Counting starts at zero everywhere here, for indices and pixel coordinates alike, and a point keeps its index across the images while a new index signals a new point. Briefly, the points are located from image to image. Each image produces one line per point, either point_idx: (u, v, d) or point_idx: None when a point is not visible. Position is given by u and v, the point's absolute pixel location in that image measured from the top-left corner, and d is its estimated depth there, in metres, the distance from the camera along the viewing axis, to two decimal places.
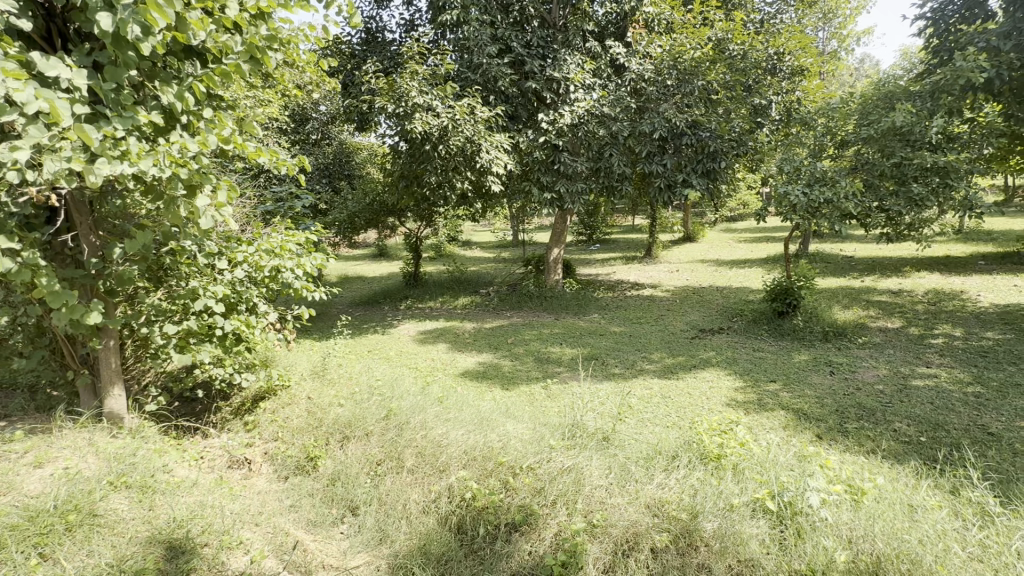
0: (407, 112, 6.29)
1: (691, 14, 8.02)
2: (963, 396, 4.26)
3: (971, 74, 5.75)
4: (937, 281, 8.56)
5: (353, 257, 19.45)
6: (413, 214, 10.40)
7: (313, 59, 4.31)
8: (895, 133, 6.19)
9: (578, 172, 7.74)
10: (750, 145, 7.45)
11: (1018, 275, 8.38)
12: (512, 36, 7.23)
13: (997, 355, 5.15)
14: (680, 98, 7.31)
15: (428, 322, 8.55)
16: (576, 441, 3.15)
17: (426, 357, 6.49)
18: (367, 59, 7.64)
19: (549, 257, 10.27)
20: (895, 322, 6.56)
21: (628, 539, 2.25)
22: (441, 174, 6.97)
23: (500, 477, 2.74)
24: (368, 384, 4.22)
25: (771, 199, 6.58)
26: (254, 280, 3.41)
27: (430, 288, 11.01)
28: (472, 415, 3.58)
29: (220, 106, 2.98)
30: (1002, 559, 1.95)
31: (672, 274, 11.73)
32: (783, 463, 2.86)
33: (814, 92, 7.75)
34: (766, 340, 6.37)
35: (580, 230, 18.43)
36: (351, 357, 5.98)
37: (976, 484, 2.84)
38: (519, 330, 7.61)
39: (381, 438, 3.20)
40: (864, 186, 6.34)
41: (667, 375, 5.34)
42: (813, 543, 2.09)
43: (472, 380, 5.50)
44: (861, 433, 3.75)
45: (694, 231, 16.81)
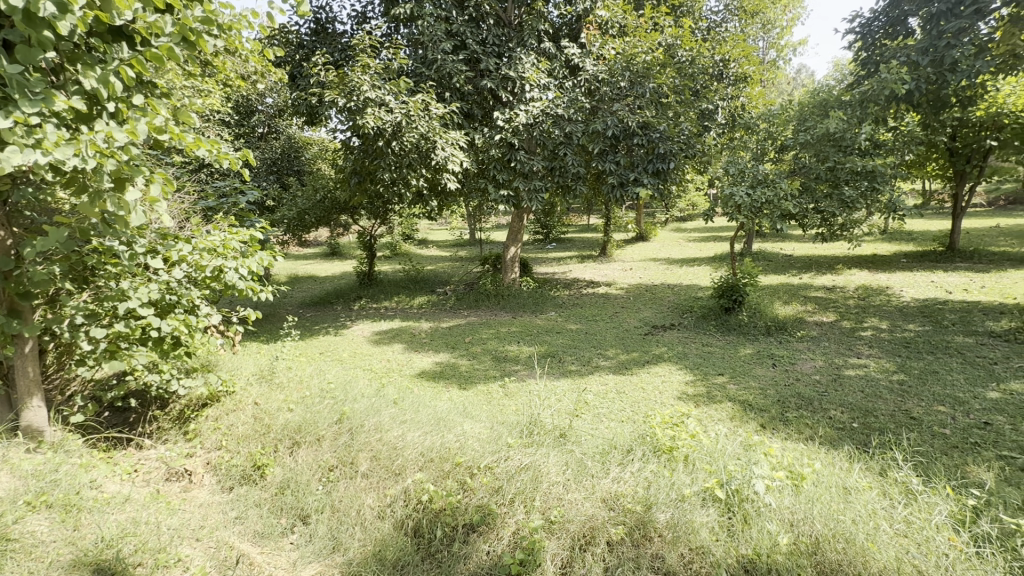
0: (358, 106, 6.08)
1: (643, 19, 8.23)
2: (888, 384, 4.59)
3: (895, 86, 6.20)
4: (866, 278, 9.19)
5: (302, 256, 18.77)
6: (366, 212, 10.13)
7: (257, 48, 4.09)
8: (829, 139, 6.57)
9: (534, 170, 7.76)
10: (698, 147, 7.74)
11: (935, 272, 9.13)
12: (467, 32, 7.14)
13: (918, 345, 5.58)
14: (632, 100, 7.46)
15: (382, 322, 8.35)
16: (533, 438, 3.15)
17: (381, 357, 6.34)
18: (316, 51, 7.36)
19: (506, 256, 10.26)
20: (829, 316, 6.99)
21: (585, 533, 2.27)
22: (395, 171, 6.80)
23: (458, 477, 2.70)
24: (319, 387, 4.07)
25: (718, 200, 6.83)
26: (193, 280, 3.20)
27: (385, 287, 10.77)
28: (428, 416, 3.52)
29: (153, 93, 2.76)
30: (924, 533, 2.10)
31: (626, 272, 12.01)
32: (731, 452, 2.98)
33: (756, 98, 8.16)
34: (714, 334, 6.63)
35: (537, 230, 18.57)
36: (300, 360, 5.74)
37: (901, 465, 3.05)
38: (477, 329, 7.56)
39: (333, 443, 3.08)
40: (801, 187, 6.71)
41: (621, 371, 5.46)
42: (759, 528, 2.18)
43: (429, 380, 5.41)
44: (800, 422, 3.97)
45: (646, 230, 17.31)
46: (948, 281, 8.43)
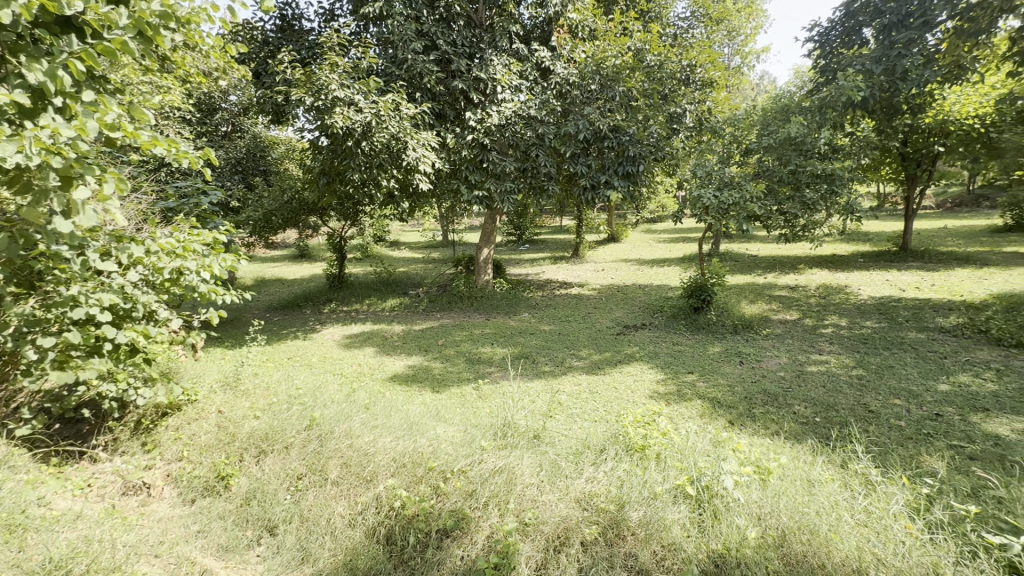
0: (326, 105, 5.95)
1: (612, 23, 8.34)
2: (847, 380, 4.77)
3: (851, 93, 6.46)
4: (827, 277, 9.54)
5: (269, 258, 18.26)
6: (336, 213, 9.93)
7: (218, 44, 3.94)
8: (791, 144, 6.79)
9: (506, 172, 7.75)
10: (667, 150, 7.89)
11: (890, 271, 9.56)
12: (437, 33, 7.07)
13: (875, 341, 5.82)
14: (602, 102, 7.55)
15: (353, 325, 8.19)
16: (507, 440, 3.13)
17: (352, 362, 6.21)
18: (281, 48, 7.16)
19: (479, 257, 10.21)
20: (792, 314, 7.23)
21: (560, 535, 2.27)
22: (364, 172, 6.69)
23: (431, 482, 2.65)
24: (287, 393, 3.95)
25: (686, 202, 6.96)
26: (151, 284, 3.05)
27: (355, 289, 10.58)
28: (401, 421, 3.46)
29: (105, 87, 2.62)
30: (883, 522, 2.19)
31: (598, 273, 12.16)
32: (701, 449, 3.03)
33: (722, 103, 8.34)
34: (684, 333, 6.77)
35: (510, 231, 18.60)
36: (267, 365, 5.56)
37: (860, 457, 3.17)
38: (450, 331, 7.50)
39: (301, 450, 2.98)
40: (765, 190, 6.91)
41: (594, 371, 5.50)
42: (728, 523, 2.22)
43: (401, 384, 5.32)
44: (766, 417, 4.07)
45: (618, 231, 17.56)
46: (901, 279, 8.84)
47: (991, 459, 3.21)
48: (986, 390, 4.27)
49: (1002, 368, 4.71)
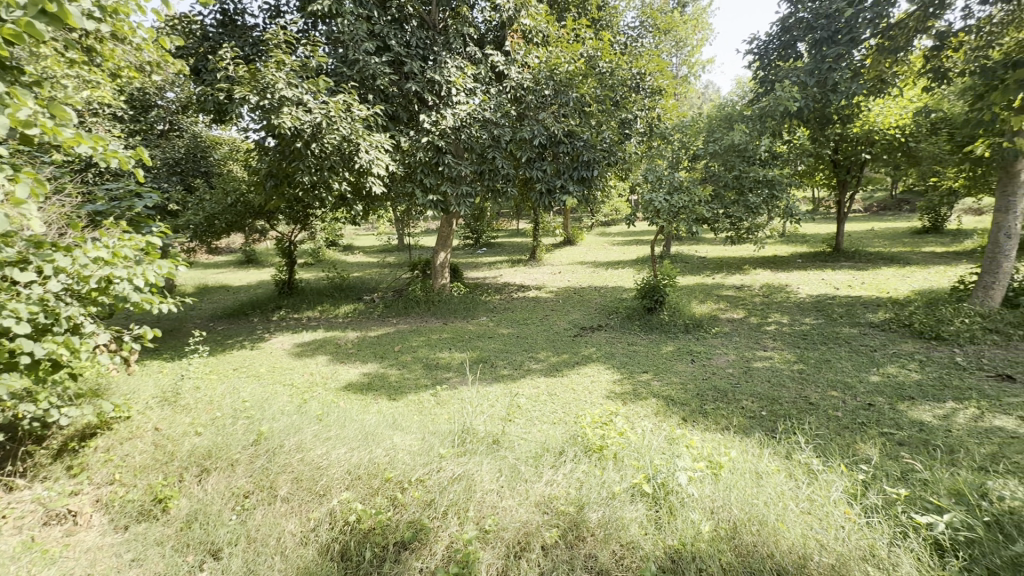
0: (273, 104, 5.70)
1: (564, 30, 8.46)
2: (790, 374, 5.02)
3: (787, 103, 6.86)
4: (769, 277, 10.05)
5: (213, 264, 17.31)
6: (284, 217, 9.53)
7: (151, 36, 3.68)
8: (734, 150, 7.10)
9: (462, 175, 7.70)
10: (619, 155, 8.06)
11: (826, 270, 10.18)
12: (389, 33, 6.92)
13: (813, 337, 6.17)
14: (556, 108, 7.67)
15: (304, 333, 7.88)
16: (466, 446, 3.09)
17: (303, 371, 5.96)
18: (223, 43, 6.78)
19: (436, 261, 10.07)
20: (738, 313, 7.56)
21: (520, 540, 2.23)
22: (315, 174, 6.45)
23: (388, 494, 2.56)
24: (232, 407, 3.73)
25: (639, 206, 7.14)
26: (76, 294, 2.79)
27: (306, 295, 10.19)
28: (355, 431, 3.35)
29: (19, 79, 2.37)
30: (824, 509, 2.31)
31: (555, 275, 12.29)
32: (657, 447, 3.09)
33: (670, 111, 8.65)
34: (638, 334, 6.93)
35: (467, 234, 18.52)
36: (210, 378, 5.25)
37: (803, 448, 3.33)
38: (406, 337, 7.34)
39: (248, 467, 2.81)
40: (712, 194, 7.20)
41: (552, 373, 5.53)
42: (683, 519, 2.27)
43: (356, 393, 5.14)
44: (716, 413, 4.22)
45: (574, 234, 17.85)
46: (835, 278, 9.43)
47: (917, 444, 3.46)
48: (911, 379, 4.60)
49: (924, 359, 5.09)
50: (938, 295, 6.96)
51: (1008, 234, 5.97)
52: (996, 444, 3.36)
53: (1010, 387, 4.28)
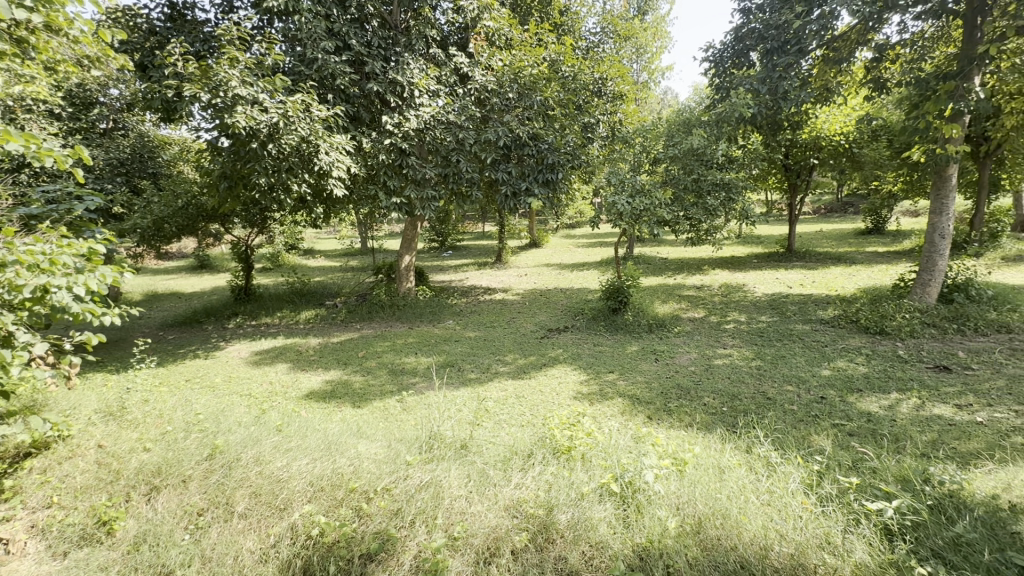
0: (226, 103, 5.45)
1: (527, 33, 8.49)
2: (749, 371, 5.18)
3: (742, 109, 7.13)
4: (727, 277, 10.40)
5: (163, 270, 16.51)
6: (240, 220, 9.15)
7: (90, 28, 3.46)
8: (693, 154, 7.29)
9: (426, 178, 7.60)
10: (583, 159, 8.17)
11: (779, 270, 10.63)
12: (349, 33, 6.76)
13: (770, 334, 6.41)
14: (520, 111, 7.64)
15: (263, 340, 7.59)
16: (433, 453, 3.03)
17: (262, 380, 5.73)
18: (170, 38, 6.42)
19: (400, 265, 9.91)
20: (699, 312, 7.78)
21: (489, 546, 2.18)
22: (272, 175, 6.22)
23: (353, 504, 2.46)
24: (184, 420, 3.54)
25: (602, 208, 7.24)
26: (7, 303, 2.55)
27: (264, 301, 9.83)
28: (318, 441, 3.23)
29: None
30: (783, 500, 2.38)
31: (521, 278, 12.33)
32: (624, 446, 3.12)
33: (631, 116, 8.86)
34: (604, 334, 7.02)
35: (432, 237, 18.34)
36: (159, 390, 4.95)
37: (762, 442, 3.44)
38: (371, 342, 7.17)
39: (202, 483, 2.65)
40: (673, 196, 7.36)
41: (520, 375, 5.52)
42: (650, 516, 2.29)
43: (318, 401, 4.98)
44: (680, 410, 4.32)
45: (540, 237, 17.98)
46: (788, 277, 9.87)
47: (866, 434, 3.63)
48: (859, 372, 4.84)
49: (870, 353, 5.37)
50: (882, 292, 7.36)
51: (942, 234, 6.38)
52: (936, 431, 3.57)
53: (947, 377, 4.57)
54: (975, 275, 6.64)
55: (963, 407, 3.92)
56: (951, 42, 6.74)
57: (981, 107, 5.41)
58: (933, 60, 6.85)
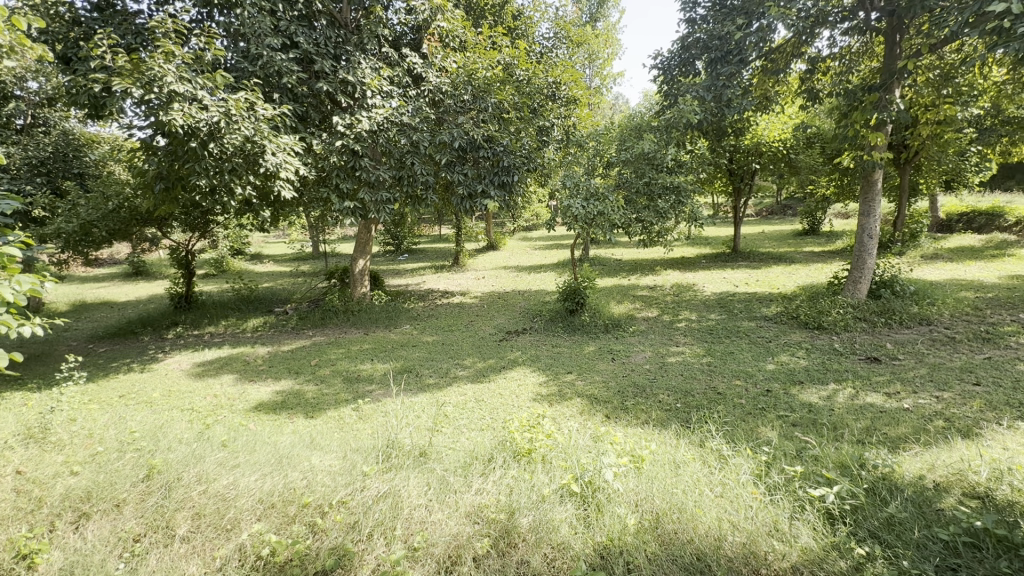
0: (161, 98, 5.10)
1: (481, 36, 8.44)
2: (700, 367, 5.36)
3: (690, 115, 7.39)
4: (678, 277, 10.76)
5: (93, 277, 15.33)
6: (179, 224, 8.62)
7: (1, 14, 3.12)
8: (645, 159, 7.49)
9: (380, 180, 7.42)
10: (538, 162, 8.22)
11: (726, 269, 11.11)
12: (297, 30, 6.50)
13: (719, 331, 6.67)
14: (475, 113, 7.60)
15: (206, 351, 7.16)
16: (391, 462, 2.95)
17: (206, 393, 5.39)
18: (97, 29, 5.96)
19: (353, 269, 9.62)
20: (653, 312, 8.00)
21: (451, 555, 2.12)
22: (214, 176, 5.88)
23: (306, 520, 2.33)
24: (117, 440, 3.27)
25: (558, 211, 7.32)
26: None
27: (207, 309, 9.29)
28: (267, 456, 3.07)
29: None
30: (735, 491, 2.47)
31: (479, 280, 12.29)
32: (583, 446, 3.15)
33: (585, 120, 9.02)
34: (561, 335, 7.10)
35: (387, 241, 17.99)
36: (89, 408, 4.55)
37: (714, 436, 3.56)
38: (324, 350, 6.92)
39: (138, 507, 2.43)
40: (626, 200, 7.53)
41: (479, 379, 5.48)
42: (610, 515, 2.31)
43: (267, 413, 4.74)
44: (637, 407, 4.41)
45: (496, 239, 18.01)
46: (734, 276, 10.33)
47: (808, 424, 3.83)
48: (800, 366, 5.12)
49: (809, 347, 5.69)
50: (819, 289, 7.82)
51: (870, 235, 6.83)
52: (869, 418, 3.82)
53: (877, 367, 4.90)
54: (899, 272, 7.16)
55: (892, 395, 4.21)
56: (874, 57, 7.27)
57: (901, 117, 5.85)
58: (858, 73, 7.38)
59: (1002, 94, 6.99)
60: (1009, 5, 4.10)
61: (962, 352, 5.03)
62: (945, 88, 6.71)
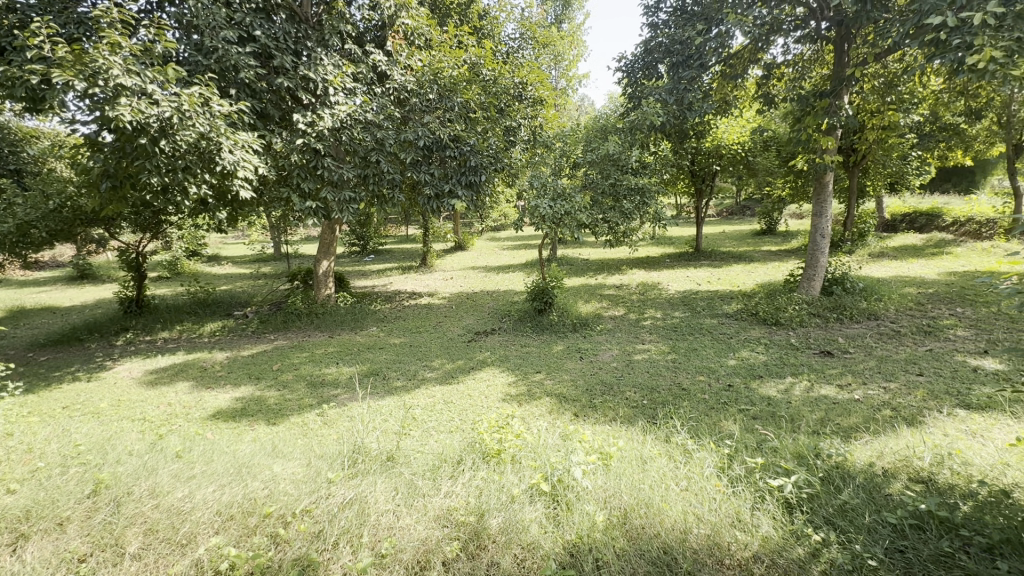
0: (106, 91, 4.81)
1: (447, 35, 8.39)
2: (665, 364, 5.49)
3: (653, 117, 7.54)
4: (644, 276, 10.97)
5: (33, 281, 14.36)
6: (128, 224, 8.17)
7: None
8: (610, 159, 7.61)
9: (344, 179, 7.25)
10: (505, 162, 8.21)
11: (689, 268, 11.40)
12: (254, 23, 6.26)
13: (683, 328, 6.83)
14: (441, 112, 7.54)
15: (159, 358, 6.81)
16: (357, 468, 2.87)
17: (159, 402, 5.13)
18: (33, 16, 5.54)
19: (317, 270, 9.36)
20: (619, 310, 8.13)
21: (419, 560, 2.08)
22: (166, 174, 5.60)
23: (267, 532, 2.24)
24: (59, 455, 3.05)
25: (526, 212, 7.33)
26: None
27: (161, 314, 8.85)
28: (226, 465, 2.94)
29: None
30: (699, 484, 2.53)
31: (447, 281, 12.18)
32: (552, 445, 3.16)
33: (552, 121, 9.07)
34: (529, 335, 7.12)
35: (353, 241, 17.60)
36: (28, 421, 4.24)
37: (679, 431, 3.64)
38: (286, 354, 6.71)
39: (83, 525, 2.25)
40: (592, 200, 7.61)
41: (448, 380, 5.43)
42: (579, 513, 2.32)
43: (226, 421, 4.55)
44: (604, 405, 4.47)
45: (464, 239, 17.92)
46: (696, 274, 10.62)
47: (767, 416, 3.97)
48: (759, 361, 5.30)
49: (768, 342, 5.91)
50: (775, 287, 8.12)
51: (822, 234, 7.14)
52: (824, 409, 3.99)
53: (831, 361, 5.13)
54: (850, 269, 7.51)
55: (844, 387, 4.42)
56: (825, 65, 7.62)
57: (850, 122, 6.15)
58: (811, 79, 7.71)
59: (940, 102, 7.45)
60: (946, 18, 4.37)
61: (906, 345, 5.32)
62: (888, 95, 7.11)
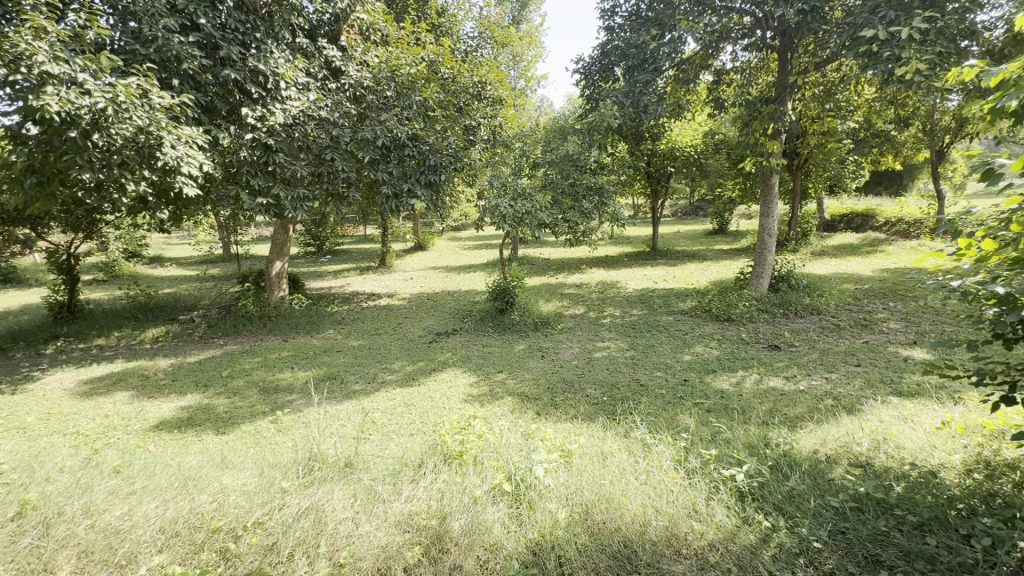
0: (29, 78, 4.42)
1: (404, 31, 8.25)
2: (624, 361, 5.60)
3: (611, 119, 7.68)
4: (603, 275, 11.15)
5: None
6: (58, 224, 7.58)
7: None
8: (569, 159, 7.69)
9: (297, 176, 6.99)
10: (465, 161, 8.14)
11: (646, 267, 11.68)
12: (197, 11, 5.92)
13: (641, 326, 6.99)
14: (399, 110, 7.40)
15: (94, 367, 6.35)
16: (313, 475, 2.77)
17: (94, 414, 4.77)
18: None
19: (269, 272, 8.97)
20: (579, 309, 8.24)
21: (380, 567, 2.02)
22: (99, 169, 5.22)
23: (216, 547, 2.11)
24: None
25: (486, 211, 7.30)
26: None
27: (96, 320, 8.25)
28: (170, 479, 2.76)
29: None
30: (656, 477, 2.59)
31: (406, 282, 11.98)
32: (514, 445, 3.15)
33: (511, 121, 9.06)
34: (491, 335, 7.10)
35: (306, 242, 16.98)
36: None
37: (638, 426, 3.72)
38: (236, 359, 6.40)
39: (5, 551, 2.04)
40: (553, 199, 7.67)
41: (408, 382, 5.34)
42: (542, 511, 2.32)
43: (170, 432, 4.29)
44: (565, 403, 4.51)
45: (424, 239, 17.68)
46: (653, 273, 10.91)
47: (720, 409, 4.12)
48: (712, 356, 5.50)
49: (720, 337, 6.14)
50: (727, 284, 8.45)
51: (770, 233, 7.47)
52: (772, 401, 4.18)
53: (778, 354, 5.38)
54: (795, 267, 7.90)
55: (790, 378, 4.66)
56: (770, 72, 7.98)
57: (793, 127, 6.47)
58: (757, 85, 8.06)
59: (873, 110, 7.96)
60: (878, 31, 4.67)
61: (846, 337, 5.66)
62: (827, 102, 7.53)
